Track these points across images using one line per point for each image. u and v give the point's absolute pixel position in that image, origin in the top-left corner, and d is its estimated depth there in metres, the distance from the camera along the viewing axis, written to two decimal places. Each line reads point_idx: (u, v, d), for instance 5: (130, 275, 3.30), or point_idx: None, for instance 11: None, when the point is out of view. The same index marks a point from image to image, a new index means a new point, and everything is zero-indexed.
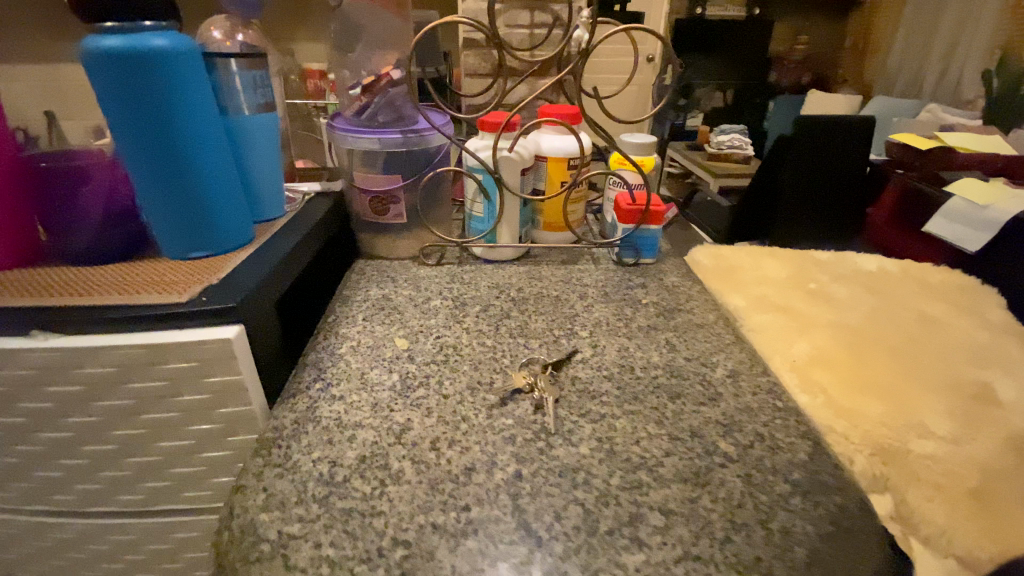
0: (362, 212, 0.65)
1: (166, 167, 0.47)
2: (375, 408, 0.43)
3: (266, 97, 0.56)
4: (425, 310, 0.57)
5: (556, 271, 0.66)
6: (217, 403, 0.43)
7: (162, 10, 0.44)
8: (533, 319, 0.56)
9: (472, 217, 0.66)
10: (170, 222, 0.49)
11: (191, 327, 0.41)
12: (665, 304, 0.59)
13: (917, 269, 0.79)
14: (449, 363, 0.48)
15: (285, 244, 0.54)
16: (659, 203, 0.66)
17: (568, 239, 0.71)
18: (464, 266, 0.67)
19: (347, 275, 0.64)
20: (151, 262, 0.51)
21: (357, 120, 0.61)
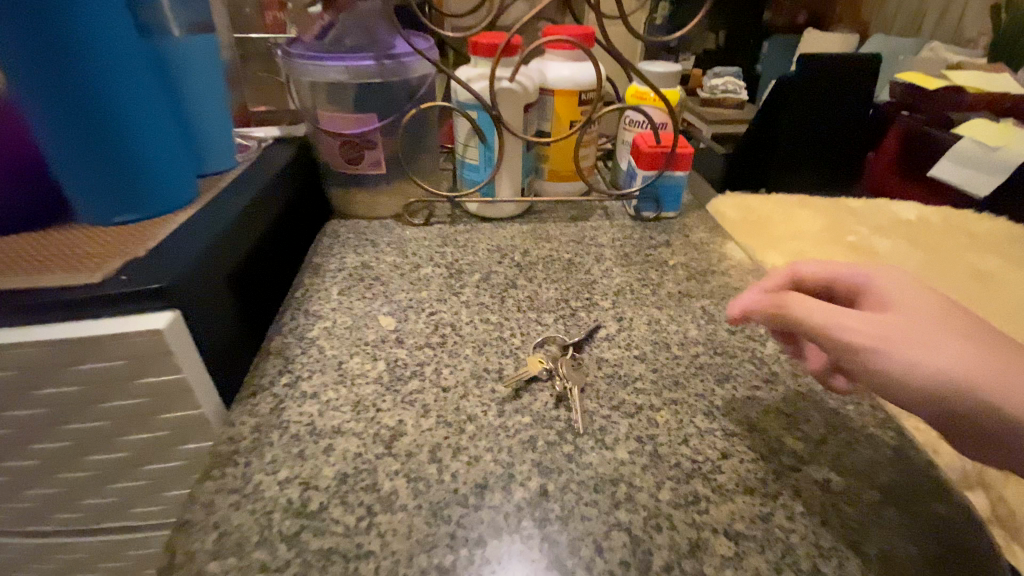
0: (330, 162, 0.54)
1: (66, 100, 0.35)
2: (358, 408, 0.34)
3: (200, 14, 0.44)
4: (415, 280, 0.48)
5: (565, 230, 0.57)
6: (157, 409, 0.34)
7: None
8: (544, 289, 0.47)
9: (464, 165, 0.56)
10: (83, 177, 0.38)
11: (108, 316, 0.31)
12: (696, 266, 0.51)
13: (958, 217, 0.72)
14: (448, 347, 0.40)
15: (237, 202, 0.43)
16: (686, 144, 0.56)
17: (577, 191, 0.61)
18: (457, 225, 0.57)
19: (320, 240, 0.54)
20: (63, 231, 0.40)
21: (320, 44, 0.49)
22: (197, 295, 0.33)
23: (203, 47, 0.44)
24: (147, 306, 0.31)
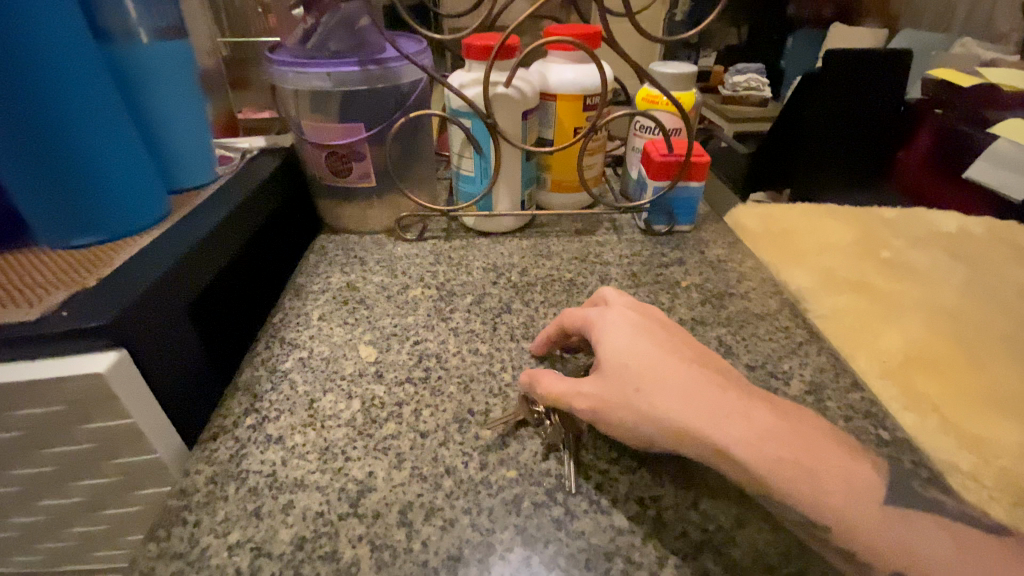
0: (317, 173, 0.51)
1: (14, 121, 0.32)
2: (324, 456, 0.31)
3: (169, 19, 0.41)
4: (401, 304, 0.44)
5: (569, 245, 0.53)
6: (107, 457, 0.31)
7: None
8: (541, 315, 0.43)
9: (460, 176, 0.52)
10: (39, 198, 0.35)
11: (48, 356, 0.28)
12: (711, 287, 0.46)
13: (1004, 227, 0.65)
14: (430, 383, 0.36)
15: (209, 220, 0.40)
16: (702, 153, 0.51)
17: (582, 202, 0.57)
18: (453, 241, 0.54)
19: (306, 257, 0.51)
20: (22, 255, 0.37)
21: (301, 50, 0.45)
22: (150, 330, 0.30)
23: (175, 56, 0.41)
24: (88, 345, 0.28)
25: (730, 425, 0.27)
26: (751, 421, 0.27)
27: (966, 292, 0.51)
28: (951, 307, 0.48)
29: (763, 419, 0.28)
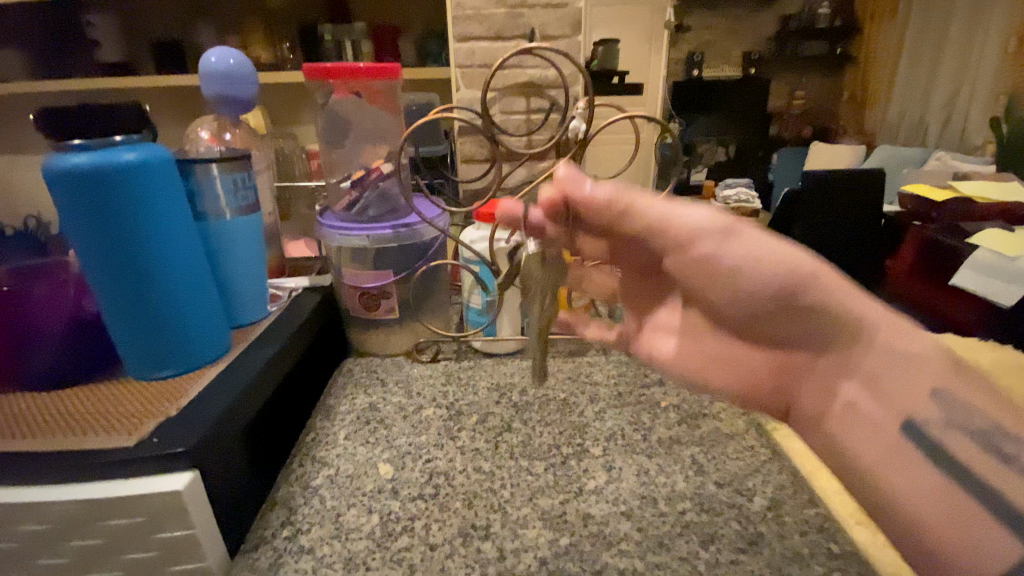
0: (351, 307, 0.61)
1: (130, 285, 0.42)
2: (348, 567, 0.36)
3: (248, 198, 0.52)
4: (416, 423, 0.51)
5: (564, 366, 0.60)
6: (164, 567, 0.36)
7: (132, 121, 0.42)
8: (537, 434, 0.49)
9: (469, 307, 0.62)
10: (135, 340, 0.44)
11: (135, 477, 0.35)
12: (687, 408, 0.53)
13: (962, 344, 0.71)
14: (439, 499, 0.42)
15: (262, 352, 0.49)
16: None
17: (574, 326, 0.66)
18: (462, 362, 0.62)
19: (336, 378, 0.59)
20: (113, 385, 0.46)
21: (346, 215, 0.58)
22: (214, 452, 0.37)
23: (249, 225, 0.53)
24: (169, 467, 0.35)
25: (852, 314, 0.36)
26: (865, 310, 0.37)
27: None
28: None
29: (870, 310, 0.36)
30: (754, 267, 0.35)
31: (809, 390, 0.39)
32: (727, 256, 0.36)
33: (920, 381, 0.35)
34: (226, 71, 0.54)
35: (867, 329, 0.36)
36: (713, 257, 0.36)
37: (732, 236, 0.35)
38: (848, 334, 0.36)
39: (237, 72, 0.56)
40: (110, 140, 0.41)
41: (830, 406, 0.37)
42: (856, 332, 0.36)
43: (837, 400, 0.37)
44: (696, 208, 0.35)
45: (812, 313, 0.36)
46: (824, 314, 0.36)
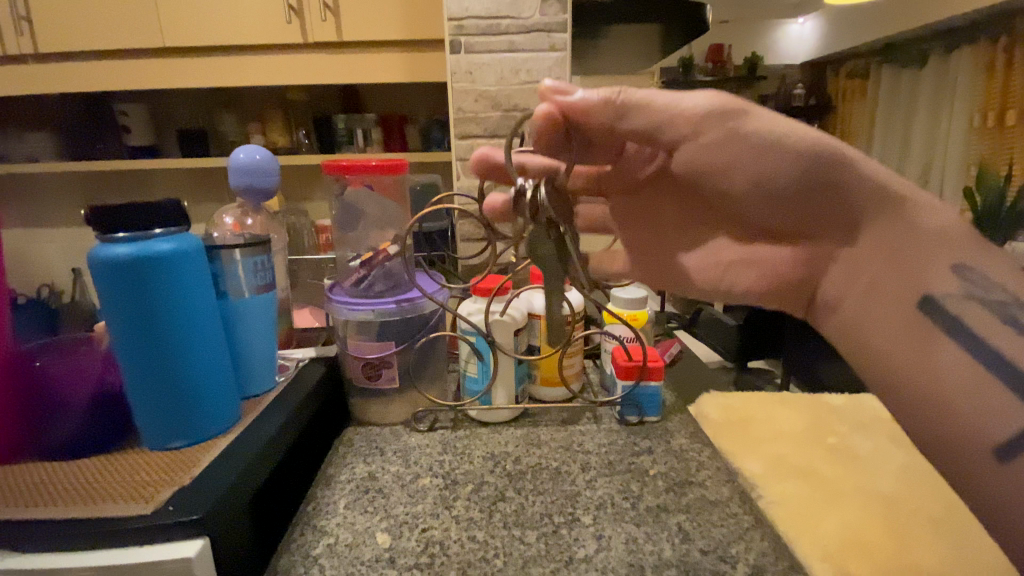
0: (353, 377, 0.64)
1: (155, 360, 0.46)
2: None
3: (266, 278, 0.58)
4: (413, 492, 0.53)
5: (556, 434, 0.63)
6: None
7: (173, 215, 0.47)
8: (530, 503, 0.51)
9: (466, 377, 0.65)
10: (154, 412, 0.48)
11: (150, 545, 0.37)
12: (674, 475, 0.55)
13: None
14: (434, 569, 0.43)
15: (271, 421, 0.52)
16: (657, 358, 0.65)
17: (566, 395, 0.69)
18: (458, 431, 0.64)
19: (336, 448, 0.62)
20: (129, 455, 0.48)
21: (353, 290, 0.63)
22: (223, 520, 0.40)
23: (265, 303, 0.57)
24: (182, 534, 0.37)
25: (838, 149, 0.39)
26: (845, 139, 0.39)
27: (903, 478, 0.58)
28: (888, 494, 0.55)
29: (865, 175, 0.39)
30: (770, 163, 0.39)
31: (835, 271, 0.42)
32: (744, 151, 0.39)
33: (938, 261, 0.39)
34: (253, 166, 0.62)
35: (882, 197, 0.39)
36: (727, 148, 0.39)
37: (741, 131, 0.38)
38: (869, 218, 0.39)
39: (262, 167, 0.63)
40: (152, 233, 0.46)
41: (853, 291, 0.41)
42: (877, 202, 0.39)
43: (858, 275, 0.41)
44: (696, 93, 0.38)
45: (831, 195, 0.39)
46: (845, 196, 0.39)
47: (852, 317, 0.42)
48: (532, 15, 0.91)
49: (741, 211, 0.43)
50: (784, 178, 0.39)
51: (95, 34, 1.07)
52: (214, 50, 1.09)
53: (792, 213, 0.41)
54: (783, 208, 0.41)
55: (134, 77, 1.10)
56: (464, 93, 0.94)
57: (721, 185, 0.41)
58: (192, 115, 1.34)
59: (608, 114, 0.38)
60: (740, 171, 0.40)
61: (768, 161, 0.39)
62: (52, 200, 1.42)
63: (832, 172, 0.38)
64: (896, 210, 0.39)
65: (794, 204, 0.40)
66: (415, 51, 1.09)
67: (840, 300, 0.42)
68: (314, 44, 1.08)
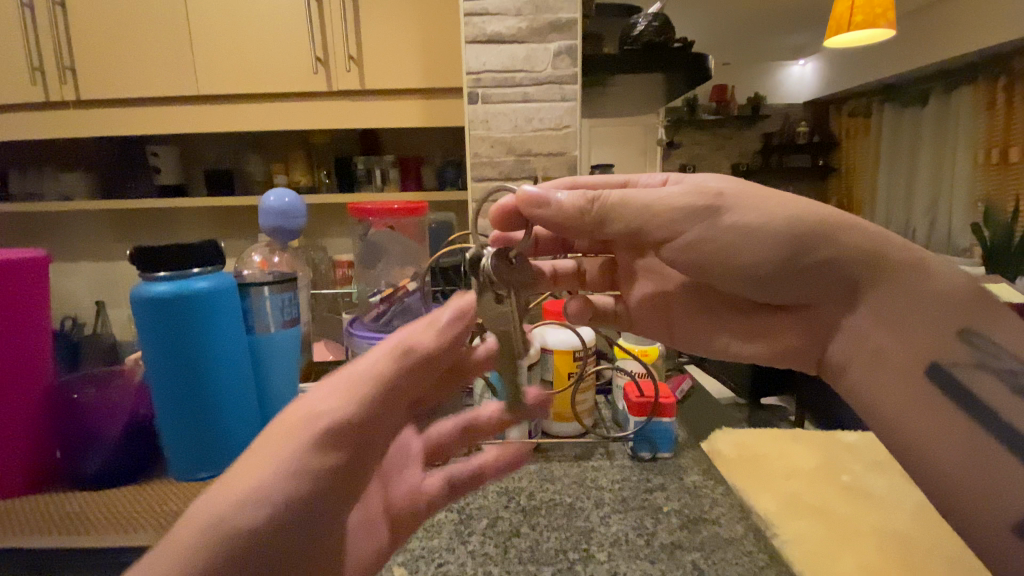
0: None
1: (187, 394, 0.48)
2: None
3: (292, 313, 0.60)
4: (429, 526, 0.54)
5: (569, 469, 0.64)
6: None
7: (210, 255, 0.50)
8: (545, 538, 0.51)
9: (481, 411, 0.67)
10: (181, 444, 0.49)
11: None
12: (688, 512, 0.55)
13: None
14: None
15: None
16: (669, 394, 0.66)
17: (579, 429, 0.70)
18: None
19: None
20: (156, 485, 0.50)
21: (373, 325, 0.65)
22: None
23: (290, 337, 0.60)
24: None
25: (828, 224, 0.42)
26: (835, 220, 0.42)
27: (920, 518, 0.58)
28: (905, 533, 0.55)
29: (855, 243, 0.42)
30: (757, 245, 0.42)
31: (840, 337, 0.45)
32: (732, 237, 0.42)
33: (946, 326, 0.41)
34: (282, 208, 0.66)
35: (871, 260, 0.42)
36: (715, 232, 0.42)
37: (720, 222, 0.42)
38: (864, 283, 0.42)
39: (291, 210, 0.66)
40: (190, 272, 0.49)
41: (858, 346, 0.44)
42: (872, 274, 0.42)
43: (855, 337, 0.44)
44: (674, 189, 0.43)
45: (821, 268, 0.42)
46: (833, 266, 0.42)
47: (865, 379, 0.44)
48: (545, 68, 0.96)
49: (741, 287, 0.46)
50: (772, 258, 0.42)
51: (134, 84, 1.15)
52: (244, 98, 1.16)
53: (786, 284, 0.44)
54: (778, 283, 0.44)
55: (168, 123, 1.17)
56: (479, 139, 0.99)
57: (719, 265, 0.44)
58: (220, 156, 1.41)
59: (588, 217, 0.42)
60: (728, 258, 0.43)
61: (755, 239, 0.42)
62: (82, 235, 1.48)
63: (819, 245, 0.42)
64: (887, 269, 0.42)
65: (785, 278, 0.44)
66: (433, 99, 1.15)
67: (847, 364, 0.45)
68: (338, 92, 1.14)
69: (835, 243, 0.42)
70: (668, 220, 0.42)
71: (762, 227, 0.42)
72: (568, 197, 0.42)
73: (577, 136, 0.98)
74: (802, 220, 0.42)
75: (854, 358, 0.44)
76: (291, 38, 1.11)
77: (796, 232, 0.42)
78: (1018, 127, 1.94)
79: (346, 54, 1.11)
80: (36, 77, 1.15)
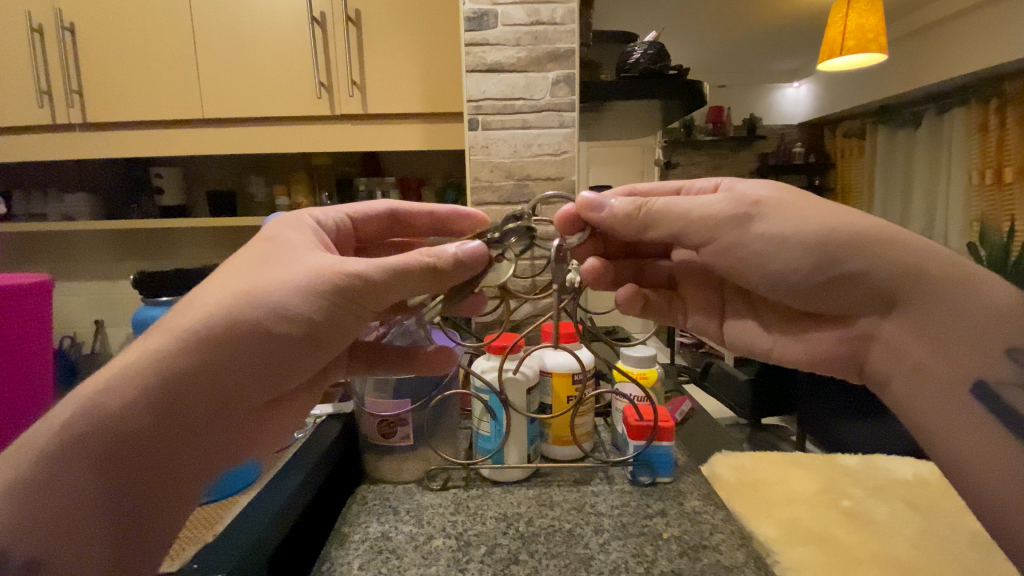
0: (369, 434, 0.66)
1: None
2: None
3: None
4: (426, 553, 0.53)
5: (568, 495, 0.63)
6: None
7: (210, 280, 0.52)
8: (543, 567, 0.51)
9: (479, 435, 0.67)
10: None
11: None
12: (688, 539, 0.55)
13: None
14: None
15: (290, 479, 0.53)
16: (668, 418, 0.66)
17: (579, 454, 0.70)
18: (471, 490, 0.64)
19: (349, 506, 0.62)
20: None
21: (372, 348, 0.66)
22: None
23: None
24: None
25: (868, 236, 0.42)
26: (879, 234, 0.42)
27: (920, 546, 0.57)
28: (906, 561, 0.55)
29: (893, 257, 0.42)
30: (790, 256, 0.44)
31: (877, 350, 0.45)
32: (765, 246, 0.44)
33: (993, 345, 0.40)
34: None
35: (911, 278, 0.42)
36: (748, 238, 0.44)
37: (752, 229, 0.44)
38: (899, 300, 0.42)
39: None
40: None
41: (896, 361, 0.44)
42: (909, 289, 0.42)
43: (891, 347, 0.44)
44: (714, 198, 0.44)
45: (851, 282, 0.43)
46: (869, 279, 0.42)
47: (908, 394, 0.43)
48: (543, 96, 0.98)
49: (778, 293, 0.47)
50: (807, 266, 0.43)
51: (139, 108, 1.17)
52: (248, 122, 1.18)
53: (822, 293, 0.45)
54: (813, 292, 0.45)
55: (172, 146, 1.19)
56: (479, 163, 1.00)
57: (750, 269, 0.45)
58: (222, 178, 1.43)
59: (634, 225, 0.46)
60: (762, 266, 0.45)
61: (788, 248, 0.43)
62: (83, 254, 1.49)
63: (852, 257, 0.42)
64: (926, 285, 0.41)
65: (823, 288, 0.44)
66: (434, 123, 1.17)
67: (890, 377, 0.45)
68: (340, 116, 1.16)
69: (872, 255, 0.42)
70: (705, 227, 0.44)
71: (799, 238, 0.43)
72: (620, 205, 0.46)
73: (575, 162, 1.00)
74: (837, 232, 0.42)
75: (897, 372, 0.44)
76: (295, 64, 1.14)
77: (831, 243, 0.42)
78: (1010, 150, 1.96)
79: (349, 79, 1.13)
80: (43, 100, 1.17)
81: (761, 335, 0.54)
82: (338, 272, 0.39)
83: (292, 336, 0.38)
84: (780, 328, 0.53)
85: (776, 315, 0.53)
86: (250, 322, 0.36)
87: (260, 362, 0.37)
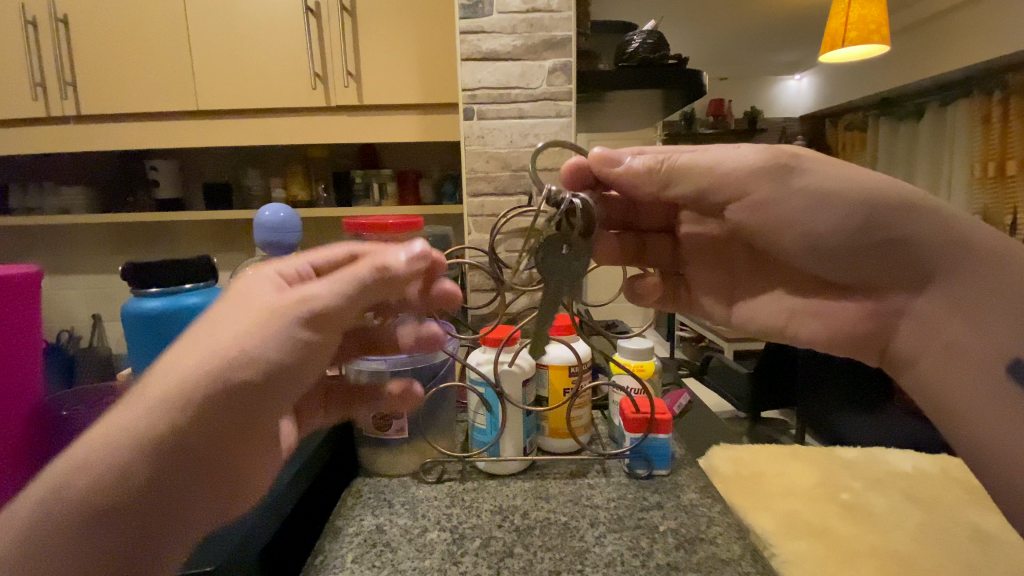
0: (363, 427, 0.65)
1: None
2: None
3: None
4: (421, 547, 0.53)
5: (565, 487, 0.63)
6: None
7: (205, 271, 0.50)
8: (538, 560, 0.50)
9: (475, 428, 0.66)
10: None
11: None
12: (685, 531, 0.55)
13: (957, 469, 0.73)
14: None
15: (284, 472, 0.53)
16: (666, 411, 0.65)
17: (575, 447, 0.69)
18: (466, 483, 0.64)
19: (344, 499, 0.62)
20: None
21: None
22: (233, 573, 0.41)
23: None
24: None
25: (915, 203, 0.42)
26: (924, 203, 0.42)
27: (919, 538, 0.57)
28: (905, 553, 0.54)
29: (936, 225, 0.42)
30: (826, 216, 0.43)
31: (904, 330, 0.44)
32: (801, 201, 0.43)
33: None
34: (277, 224, 0.66)
35: (954, 244, 0.41)
36: (787, 192, 0.44)
37: (791, 181, 0.43)
38: (939, 272, 0.42)
39: (285, 224, 0.67)
40: (180, 287, 0.48)
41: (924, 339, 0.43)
42: (953, 263, 0.41)
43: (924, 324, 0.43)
44: (747, 150, 0.44)
45: (892, 247, 0.42)
46: (911, 246, 0.42)
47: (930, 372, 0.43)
48: (540, 85, 0.97)
49: (808, 257, 0.46)
50: (844, 226, 0.43)
51: (133, 99, 1.15)
52: (243, 114, 1.17)
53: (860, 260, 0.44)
54: (847, 258, 0.44)
55: (167, 138, 1.18)
56: (476, 154, 0.99)
57: (785, 228, 0.45)
58: (219, 171, 1.42)
59: (655, 181, 0.46)
60: (795, 222, 0.44)
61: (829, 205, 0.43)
62: (80, 247, 1.48)
63: (895, 222, 0.42)
64: (972, 256, 0.41)
65: (862, 253, 0.43)
66: (431, 113, 1.16)
67: (917, 357, 0.44)
68: (336, 108, 1.15)
69: (915, 224, 0.41)
70: (735, 181, 0.44)
71: (841, 195, 0.43)
72: (635, 164, 0.46)
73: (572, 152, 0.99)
74: (881, 198, 0.42)
75: (924, 351, 0.43)
76: (290, 54, 1.13)
77: (874, 206, 0.42)
78: (1013, 142, 1.94)
79: (344, 70, 1.12)
80: (37, 92, 1.16)
81: (775, 314, 0.52)
82: (304, 309, 0.36)
83: (257, 383, 0.34)
84: (799, 304, 0.50)
85: (791, 292, 0.51)
86: (220, 380, 0.33)
87: (226, 416, 0.33)
